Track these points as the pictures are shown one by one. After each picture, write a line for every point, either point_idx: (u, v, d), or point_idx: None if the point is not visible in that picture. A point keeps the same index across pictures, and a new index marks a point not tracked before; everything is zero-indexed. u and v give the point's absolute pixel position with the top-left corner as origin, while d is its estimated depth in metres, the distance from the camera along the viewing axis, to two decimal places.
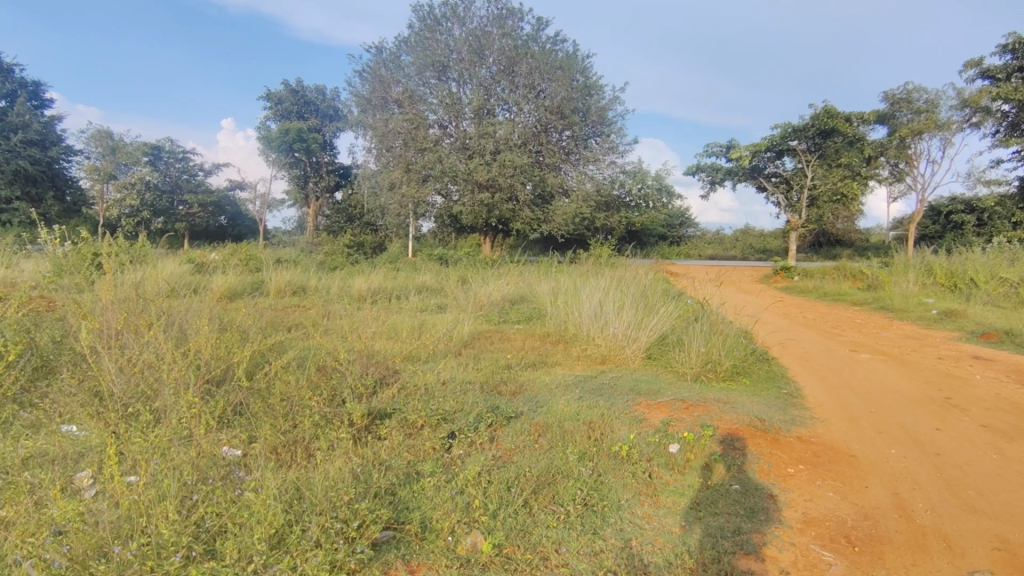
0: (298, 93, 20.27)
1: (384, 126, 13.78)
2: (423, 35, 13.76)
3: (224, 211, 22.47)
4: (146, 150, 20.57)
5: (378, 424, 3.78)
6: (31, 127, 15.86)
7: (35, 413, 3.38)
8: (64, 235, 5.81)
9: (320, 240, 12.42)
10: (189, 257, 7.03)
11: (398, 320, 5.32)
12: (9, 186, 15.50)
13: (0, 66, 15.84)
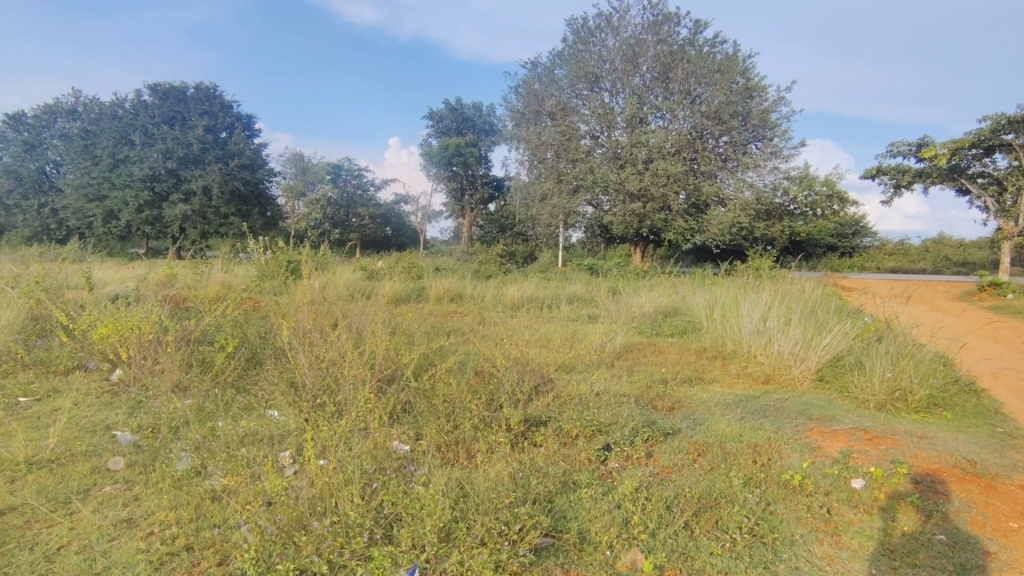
0: (457, 110, 21.67)
1: (537, 138, 14.27)
2: (577, 48, 14.02)
3: (391, 222, 24.72)
4: (328, 169, 23.80)
5: (534, 432, 3.85)
6: (245, 153, 18.44)
7: (248, 398, 3.85)
8: (268, 245, 6.73)
9: (476, 249, 13.04)
10: (363, 264, 7.78)
11: (551, 329, 5.39)
12: (229, 204, 17.99)
13: (224, 104, 18.81)
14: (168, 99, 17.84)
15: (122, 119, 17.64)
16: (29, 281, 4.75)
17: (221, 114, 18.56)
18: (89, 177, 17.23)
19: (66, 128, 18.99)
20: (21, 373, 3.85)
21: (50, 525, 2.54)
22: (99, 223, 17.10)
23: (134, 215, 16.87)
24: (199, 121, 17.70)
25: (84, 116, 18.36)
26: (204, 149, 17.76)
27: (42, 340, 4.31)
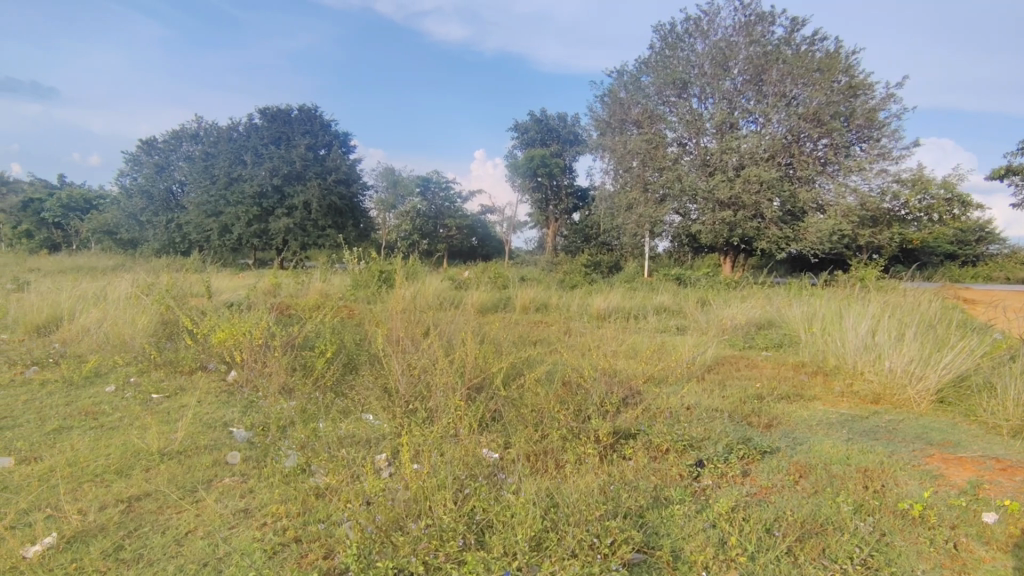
0: (542, 121, 21.93)
1: (622, 147, 14.18)
2: (664, 54, 13.81)
3: (476, 232, 25.28)
4: (418, 182, 24.39)
5: (622, 444, 3.78)
6: (341, 169, 19.56)
7: (347, 401, 3.99)
8: (362, 255, 7.09)
9: (561, 259, 13.10)
10: (450, 275, 8.01)
11: (638, 340, 5.29)
12: (326, 217, 19.17)
13: (323, 123, 20.08)
14: (275, 121, 19.30)
15: (236, 141, 19.28)
16: (160, 289, 5.27)
17: (321, 133, 19.84)
18: (209, 195, 18.77)
19: (190, 151, 20.90)
20: (153, 372, 4.27)
21: (179, 511, 2.76)
22: (215, 238, 18.53)
23: (245, 229, 18.29)
24: (301, 141, 19.01)
25: (204, 139, 20.21)
26: (306, 166, 19.01)
27: (170, 342, 4.75)
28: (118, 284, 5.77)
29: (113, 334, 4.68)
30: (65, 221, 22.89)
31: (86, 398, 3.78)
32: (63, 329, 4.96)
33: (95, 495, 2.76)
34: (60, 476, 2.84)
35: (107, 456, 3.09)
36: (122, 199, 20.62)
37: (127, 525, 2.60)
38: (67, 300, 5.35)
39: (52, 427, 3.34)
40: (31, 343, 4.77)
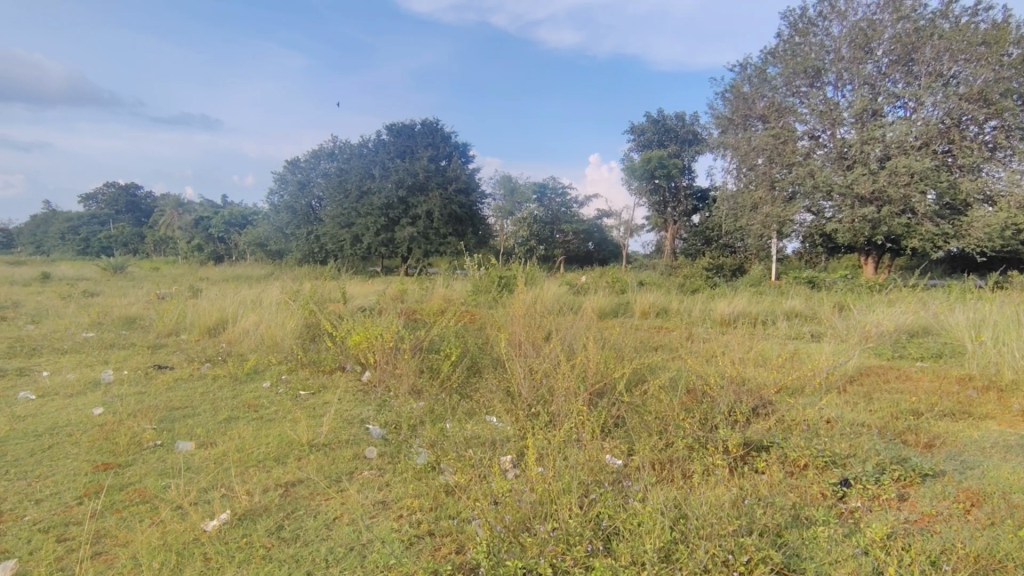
0: (660, 122, 21.46)
1: (746, 145, 13.57)
2: (794, 42, 12.98)
3: (593, 237, 25.13)
4: (535, 189, 25.29)
5: (755, 457, 3.55)
6: (461, 178, 20.33)
7: (472, 403, 4.12)
8: (481, 262, 7.33)
9: (680, 262, 12.69)
10: (567, 279, 8.05)
11: (767, 347, 4.96)
12: (448, 226, 20.07)
13: (444, 136, 21.05)
14: (400, 136, 20.58)
15: (366, 157, 20.76)
16: (305, 296, 5.80)
17: (442, 144, 20.80)
18: (343, 208, 20.31)
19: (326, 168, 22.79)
20: (301, 370, 4.70)
21: (327, 498, 3.01)
22: (348, 246, 19.86)
23: (373, 238, 19.65)
24: (423, 153, 20.06)
25: (339, 157, 22.02)
26: (428, 177, 20.04)
27: (314, 343, 5.21)
28: (270, 290, 6.43)
29: (267, 336, 5.22)
30: (226, 235, 26.02)
31: (247, 392, 4.24)
32: (227, 330, 5.61)
33: (258, 479, 3.08)
34: (231, 460, 3.21)
35: (267, 445, 3.44)
36: (271, 214, 23.00)
37: (285, 508, 2.88)
38: (230, 305, 6.04)
39: (222, 417, 3.78)
40: (203, 343, 5.45)
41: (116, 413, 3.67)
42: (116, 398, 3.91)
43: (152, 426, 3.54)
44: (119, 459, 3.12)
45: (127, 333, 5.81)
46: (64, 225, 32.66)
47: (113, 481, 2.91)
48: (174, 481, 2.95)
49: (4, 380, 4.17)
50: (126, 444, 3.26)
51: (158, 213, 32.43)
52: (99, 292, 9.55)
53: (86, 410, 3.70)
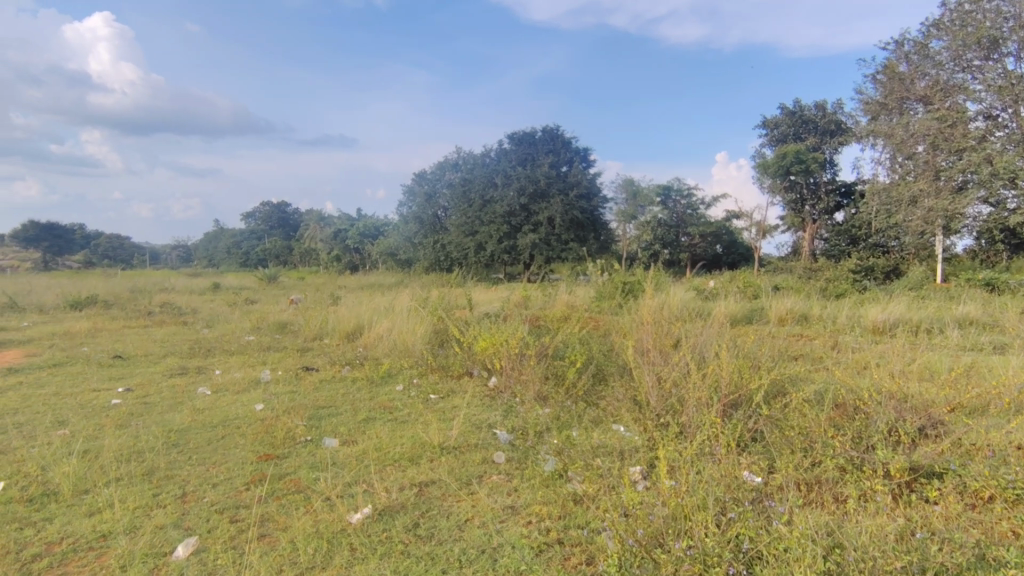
0: (796, 114, 19.98)
1: (903, 131, 12.23)
2: (963, 11, 11.48)
3: (721, 239, 24.34)
4: (658, 191, 24.10)
5: (925, 485, 3.11)
6: (582, 184, 20.28)
7: (598, 411, 4.03)
8: (604, 267, 7.24)
9: (820, 265, 11.66)
10: (694, 284, 7.72)
11: (934, 359, 4.37)
12: (568, 231, 20.17)
13: (564, 141, 21.15)
14: (522, 145, 21.07)
15: (490, 167, 21.43)
16: (434, 302, 6.08)
17: (563, 150, 20.95)
18: (467, 216, 21.07)
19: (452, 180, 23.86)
20: (431, 375, 4.92)
21: (458, 500, 3.08)
22: (473, 254, 20.77)
23: (497, 246, 20.18)
24: (545, 160, 20.32)
25: (463, 167, 22.99)
26: (550, 183, 20.24)
27: (442, 348, 5.43)
28: (402, 297, 6.81)
29: (401, 340, 5.53)
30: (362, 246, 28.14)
31: (383, 394, 4.51)
32: (365, 335, 6.02)
33: (395, 478, 3.23)
34: (371, 458, 3.42)
35: (402, 445, 3.62)
36: (402, 225, 24.57)
37: (420, 507, 2.99)
38: (367, 311, 6.48)
39: (362, 417, 4.04)
40: (345, 347, 5.91)
41: (274, 409, 4.06)
42: (274, 396, 4.34)
43: (303, 422, 3.87)
44: (278, 451, 3.44)
45: (281, 337, 6.46)
46: (230, 240, 37.29)
47: (273, 471, 3.21)
48: (323, 474, 3.19)
49: (185, 376, 4.78)
50: (283, 438, 3.59)
51: (304, 227, 35.92)
52: (258, 299, 10.73)
53: (249, 405, 4.13)
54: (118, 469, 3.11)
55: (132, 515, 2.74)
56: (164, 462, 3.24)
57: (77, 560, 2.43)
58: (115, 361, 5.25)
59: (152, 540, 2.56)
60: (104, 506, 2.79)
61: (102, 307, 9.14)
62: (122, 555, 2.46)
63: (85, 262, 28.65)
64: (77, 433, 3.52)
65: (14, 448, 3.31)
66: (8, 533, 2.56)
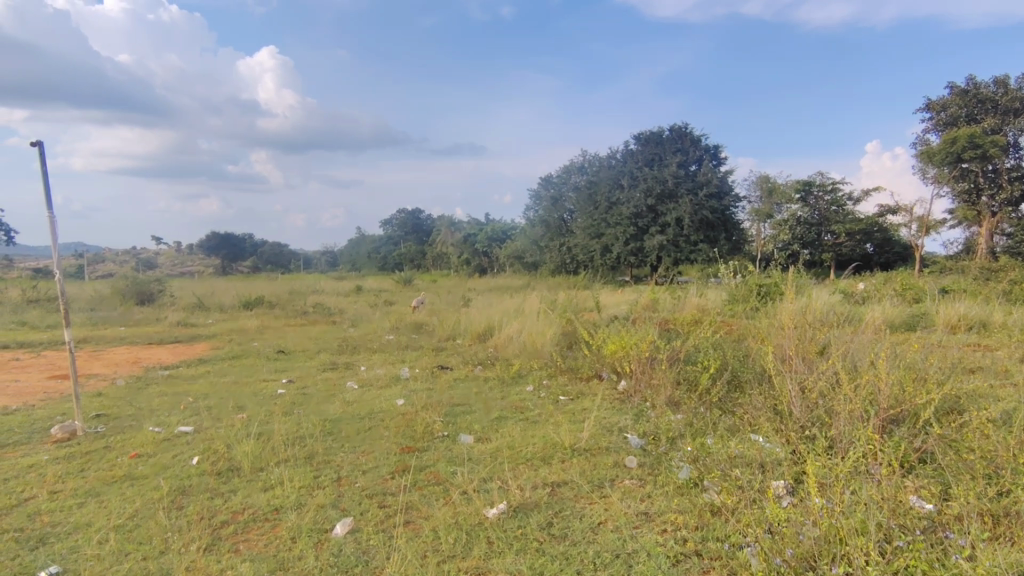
0: (969, 92, 17.77)
1: None
2: None
3: (873, 237, 22.07)
4: (798, 188, 22.38)
5: None
6: (713, 182, 19.32)
7: (734, 419, 3.81)
8: (738, 268, 6.89)
9: (1001, 264, 10.20)
10: (843, 287, 7.09)
11: None
12: (697, 232, 19.34)
13: (694, 139, 20.18)
14: (649, 144, 20.48)
15: (616, 168, 21.08)
16: (561, 305, 6.15)
17: (692, 148, 20.07)
18: (593, 219, 21.05)
19: (578, 182, 23.93)
20: (560, 376, 4.98)
21: (590, 502, 3.09)
22: (598, 257, 20.74)
23: (622, 248, 19.92)
24: (672, 159, 19.60)
25: (588, 170, 22.96)
26: (678, 183, 19.52)
27: (571, 350, 5.48)
28: (530, 299, 6.96)
29: (529, 341, 5.66)
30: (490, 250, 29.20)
31: (514, 394, 4.65)
32: (495, 336, 6.24)
33: (528, 476, 3.31)
34: (504, 456, 3.53)
35: (534, 444, 3.70)
36: (528, 228, 25.08)
37: (553, 506, 3.03)
38: (497, 312, 6.70)
39: (494, 415, 4.19)
40: (476, 347, 6.17)
41: (414, 404, 4.33)
42: (413, 392, 4.63)
43: (440, 418, 4.09)
44: (418, 444, 3.66)
45: (418, 336, 6.88)
46: (369, 247, 40.35)
47: (415, 463, 3.42)
48: (460, 469, 3.34)
49: (336, 371, 5.26)
50: (422, 432, 3.81)
51: (435, 231, 38.01)
52: (397, 301, 11.53)
53: (392, 400, 4.45)
54: (285, 452, 3.48)
55: (298, 493, 3.06)
56: (322, 448, 3.58)
57: (255, 528, 2.76)
58: (280, 355, 5.90)
59: (315, 517, 2.84)
60: (275, 483, 3.14)
61: (268, 307, 10.32)
62: (292, 527, 2.75)
63: (253, 267, 32.60)
64: (253, 417, 4.00)
65: (205, 428, 3.83)
66: (203, 499, 2.97)
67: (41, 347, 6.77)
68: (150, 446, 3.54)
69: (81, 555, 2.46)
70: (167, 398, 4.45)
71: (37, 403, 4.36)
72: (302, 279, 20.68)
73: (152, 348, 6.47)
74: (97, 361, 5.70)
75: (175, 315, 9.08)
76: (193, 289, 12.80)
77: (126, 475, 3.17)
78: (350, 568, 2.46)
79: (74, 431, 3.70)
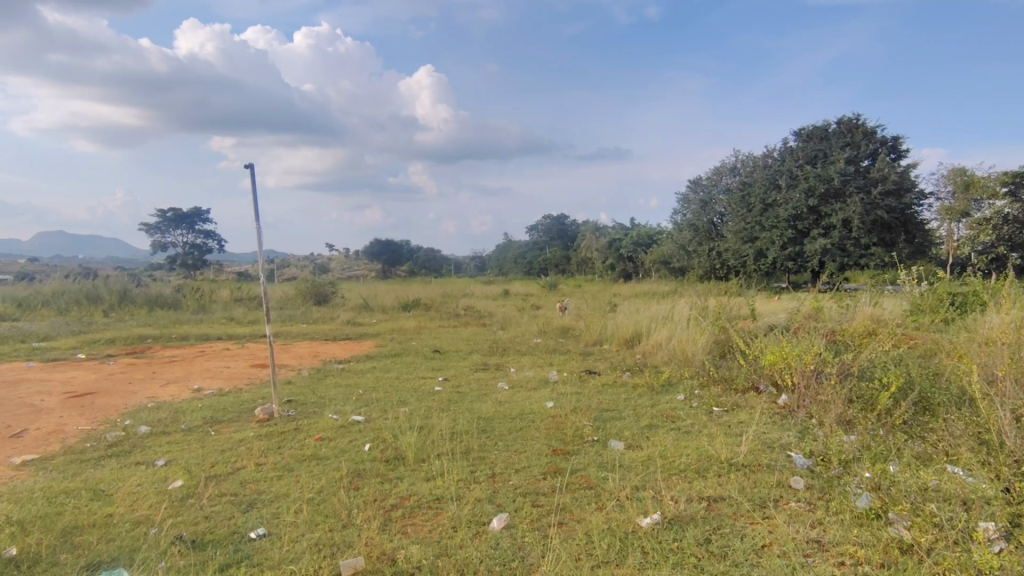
0: None
1: None
2: None
3: None
4: (1006, 180, 18.83)
5: None
6: (889, 178, 17.17)
7: (925, 446, 3.35)
8: (924, 276, 6.12)
9: None
10: None
11: None
12: (869, 234, 17.38)
13: (867, 131, 18.04)
14: (812, 140, 18.71)
15: (772, 167, 19.56)
16: (715, 312, 5.87)
17: (864, 142, 17.97)
18: (745, 222, 19.86)
19: (729, 184, 22.68)
20: (714, 387, 4.76)
21: (752, 522, 2.87)
22: (751, 262, 19.51)
23: (779, 253, 18.55)
24: (840, 155, 17.72)
25: (742, 170, 21.64)
26: (845, 181, 17.62)
27: (725, 361, 5.22)
28: (679, 305, 6.73)
29: (679, 349, 5.50)
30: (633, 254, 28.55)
31: (664, 403, 4.53)
32: (643, 343, 6.13)
33: (682, 488, 3.19)
34: (656, 465, 3.45)
35: (688, 456, 3.56)
36: (674, 232, 24.20)
37: (711, 522, 2.88)
38: (644, 318, 6.57)
39: (645, 423, 4.12)
40: (623, 353, 6.11)
41: (563, 407, 4.40)
42: (562, 395, 4.70)
43: (590, 422, 4.11)
44: (569, 448, 3.71)
45: (564, 341, 6.99)
46: (515, 253, 41.55)
47: (566, 466, 3.47)
48: (611, 475, 3.33)
49: (487, 371, 5.50)
50: (572, 436, 3.85)
51: (577, 237, 38.22)
52: (544, 305, 11.78)
53: (542, 402, 4.55)
54: (444, 445, 3.70)
55: (457, 486, 3.23)
56: (476, 444, 3.76)
57: (421, 514, 2.97)
58: (436, 354, 6.32)
59: (474, 510, 2.99)
60: (436, 474, 3.36)
61: (425, 309, 11.07)
62: (453, 517, 2.92)
63: (409, 271, 35.31)
64: (415, 411, 4.32)
65: (374, 419, 4.21)
66: (376, 483, 3.26)
67: (246, 340, 7.91)
68: (331, 431, 3.97)
69: (281, 521, 2.82)
70: (342, 388, 4.97)
71: (244, 387, 5.09)
72: (454, 283, 22.05)
73: (329, 343, 7.26)
74: (286, 353, 6.53)
75: (347, 315, 10.09)
76: (361, 292, 14.11)
77: (313, 455, 3.58)
78: (508, 562, 2.54)
79: (271, 413, 4.26)
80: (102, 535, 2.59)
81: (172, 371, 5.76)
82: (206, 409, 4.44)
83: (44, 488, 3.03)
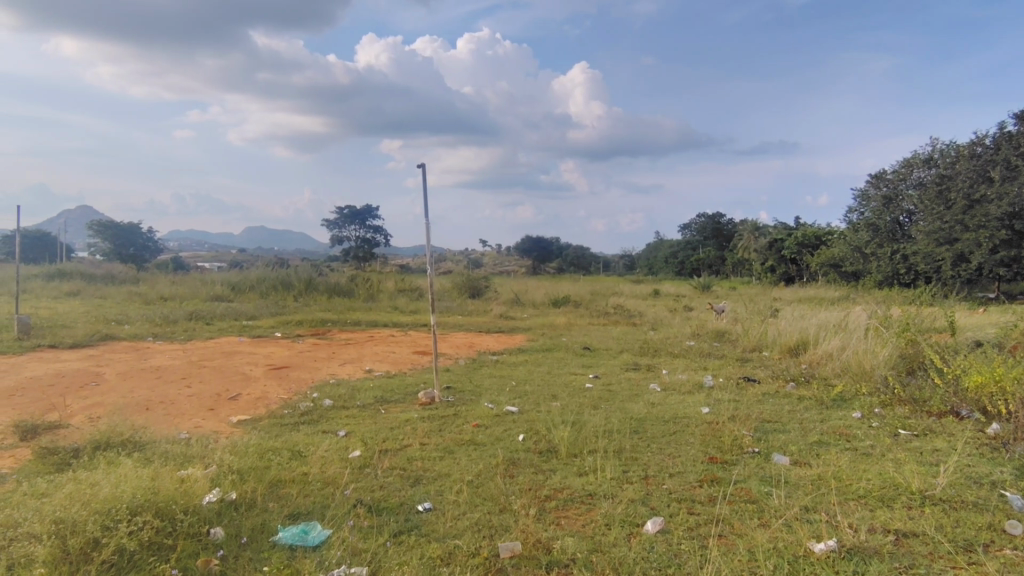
0: None
1: None
2: None
3: None
4: None
5: None
6: None
7: None
8: None
9: None
10: None
11: None
12: None
13: None
14: None
15: (983, 157, 16.63)
16: (901, 321, 5.19)
17: None
18: (941, 221, 17.29)
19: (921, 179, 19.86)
20: (899, 407, 4.22)
21: (955, 566, 2.46)
22: (948, 267, 16.98)
23: (988, 256, 15.90)
24: None
25: (939, 161, 18.81)
26: None
27: (913, 378, 4.61)
28: (855, 312, 6.08)
29: (855, 361, 4.96)
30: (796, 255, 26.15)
31: (836, 419, 4.11)
32: (811, 352, 5.62)
33: (863, 516, 2.85)
34: (829, 487, 3.14)
35: (869, 481, 3.19)
36: (849, 233, 21.60)
37: (901, 559, 2.52)
38: (813, 325, 6.03)
39: (814, 439, 3.77)
40: (788, 362, 5.65)
41: (720, 415, 4.18)
42: (718, 402, 4.46)
43: (751, 433, 3.85)
44: (727, 457, 3.52)
45: (720, 345, 6.64)
46: (664, 252, 40.27)
47: (724, 476, 3.29)
48: (776, 491, 3.09)
49: (639, 372, 5.40)
50: (730, 445, 3.65)
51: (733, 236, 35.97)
52: (698, 306, 11.28)
53: (698, 407, 4.36)
54: (596, 443, 3.70)
55: (610, 484, 3.21)
56: (629, 444, 3.70)
57: (575, 508, 2.99)
58: (585, 352, 6.33)
59: (627, 510, 2.95)
60: (589, 470, 3.36)
61: (575, 306, 11.14)
62: (606, 514, 2.90)
63: (557, 269, 35.78)
64: (566, 406, 4.37)
65: (527, 411, 4.34)
66: (530, 473, 3.35)
67: (409, 328, 8.58)
68: (486, 419, 4.15)
69: (445, 499, 3.01)
70: (496, 379, 5.19)
71: (408, 371, 5.53)
72: (600, 281, 21.92)
73: (482, 335, 7.61)
74: (445, 342, 6.98)
75: (500, 308, 10.48)
76: (513, 287, 14.59)
77: (471, 440, 3.77)
78: (665, 567, 2.47)
79: (433, 397, 4.57)
80: (300, 490, 2.96)
81: (349, 353, 6.43)
82: (377, 388, 4.89)
83: (255, 445, 3.54)
